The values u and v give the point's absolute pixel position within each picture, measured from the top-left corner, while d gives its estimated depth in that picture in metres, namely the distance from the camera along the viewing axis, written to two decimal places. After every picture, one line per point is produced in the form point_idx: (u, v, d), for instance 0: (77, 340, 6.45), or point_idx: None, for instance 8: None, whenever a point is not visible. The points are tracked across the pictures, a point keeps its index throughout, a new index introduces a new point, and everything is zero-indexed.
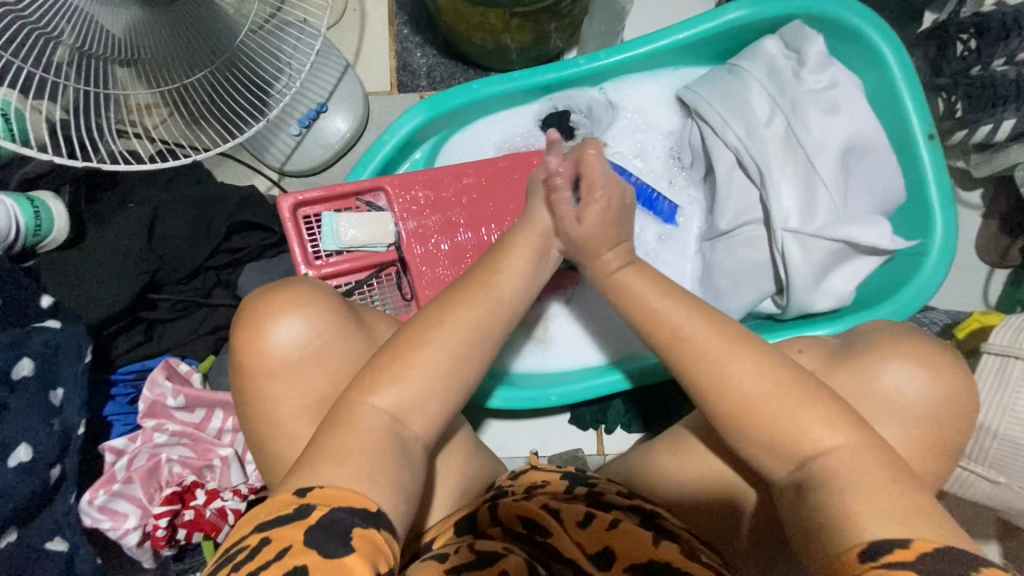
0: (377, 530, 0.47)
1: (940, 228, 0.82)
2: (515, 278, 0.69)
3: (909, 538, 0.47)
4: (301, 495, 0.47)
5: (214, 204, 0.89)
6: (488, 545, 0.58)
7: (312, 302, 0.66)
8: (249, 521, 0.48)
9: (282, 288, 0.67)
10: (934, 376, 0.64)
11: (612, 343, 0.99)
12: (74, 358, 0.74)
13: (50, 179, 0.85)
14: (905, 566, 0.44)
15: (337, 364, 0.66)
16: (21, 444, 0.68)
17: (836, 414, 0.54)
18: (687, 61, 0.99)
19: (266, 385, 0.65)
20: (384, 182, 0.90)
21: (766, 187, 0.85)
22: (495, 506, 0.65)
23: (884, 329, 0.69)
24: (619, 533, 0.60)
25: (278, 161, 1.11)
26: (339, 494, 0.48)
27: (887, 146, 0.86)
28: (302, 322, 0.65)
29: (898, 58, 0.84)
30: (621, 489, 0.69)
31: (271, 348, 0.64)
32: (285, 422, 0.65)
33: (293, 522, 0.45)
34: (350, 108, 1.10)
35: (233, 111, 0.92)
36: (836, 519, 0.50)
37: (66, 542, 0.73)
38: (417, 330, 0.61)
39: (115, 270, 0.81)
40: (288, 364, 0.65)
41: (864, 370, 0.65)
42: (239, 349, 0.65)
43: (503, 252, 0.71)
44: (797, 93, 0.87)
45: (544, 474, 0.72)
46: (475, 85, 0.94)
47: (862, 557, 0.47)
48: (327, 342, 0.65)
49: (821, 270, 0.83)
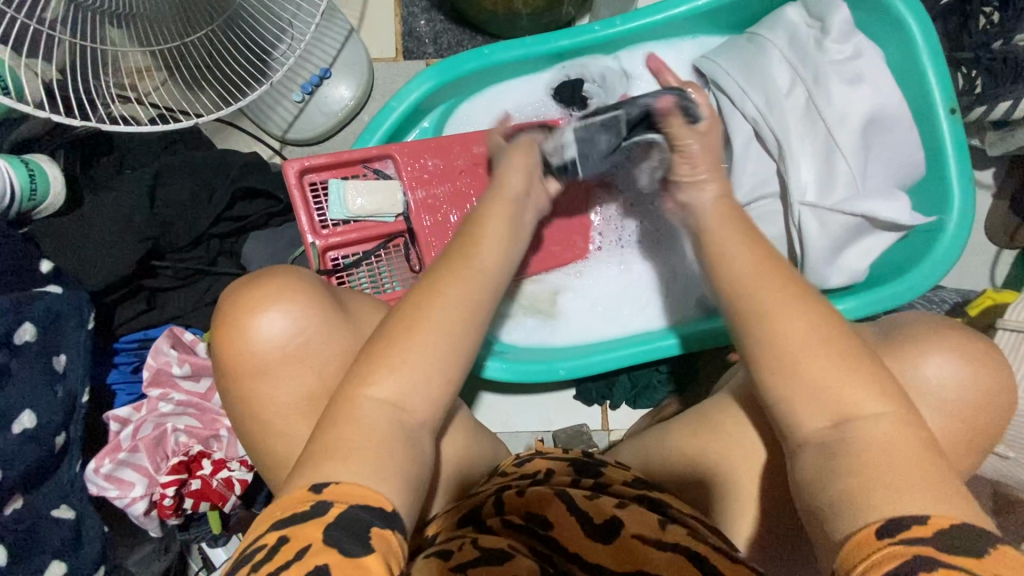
0: (393, 532, 0.47)
1: (958, 204, 0.80)
2: (504, 254, 0.64)
3: (928, 512, 0.47)
4: (317, 491, 0.48)
5: (216, 170, 0.87)
6: (492, 542, 0.57)
7: (296, 292, 0.64)
8: (267, 517, 0.48)
9: (261, 280, 0.65)
10: (978, 372, 0.63)
11: (604, 322, 0.99)
12: (77, 325, 0.72)
13: (45, 142, 0.83)
14: (924, 542, 0.45)
15: (325, 360, 0.64)
16: (25, 409, 0.67)
17: (876, 396, 0.53)
18: (703, 30, 0.97)
19: (254, 381, 0.64)
20: (393, 150, 0.88)
21: (784, 160, 0.83)
22: (500, 500, 0.64)
23: (923, 320, 0.68)
24: (629, 512, 0.60)
25: (279, 128, 1.07)
26: (350, 491, 0.48)
27: (908, 119, 0.84)
28: (287, 315, 0.63)
29: (923, 27, 0.81)
30: (628, 477, 0.68)
31: (255, 343, 0.63)
32: (274, 415, 0.64)
33: (311, 521, 0.46)
34: (355, 75, 1.07)
35: (235, 74, 0.89)
36: (850, 504, 0.50)
37: (72, 511, 0.71)
38: (409, 305, 0.57)
39: (116, 239, 0.78)
40: (276, 359, 0.63)
41: (912, 357, 0.64)
42: (222, 345, 0.64)
43: (492, 217, 0.65)
44: (820, 63, 0.85)
45: (552, 460, 0.72)
46: (486, 50, 0.91)
47: (880, 533, 0.47)
48: (313, 337, 0.64)
49: (837, 245, 0.82)
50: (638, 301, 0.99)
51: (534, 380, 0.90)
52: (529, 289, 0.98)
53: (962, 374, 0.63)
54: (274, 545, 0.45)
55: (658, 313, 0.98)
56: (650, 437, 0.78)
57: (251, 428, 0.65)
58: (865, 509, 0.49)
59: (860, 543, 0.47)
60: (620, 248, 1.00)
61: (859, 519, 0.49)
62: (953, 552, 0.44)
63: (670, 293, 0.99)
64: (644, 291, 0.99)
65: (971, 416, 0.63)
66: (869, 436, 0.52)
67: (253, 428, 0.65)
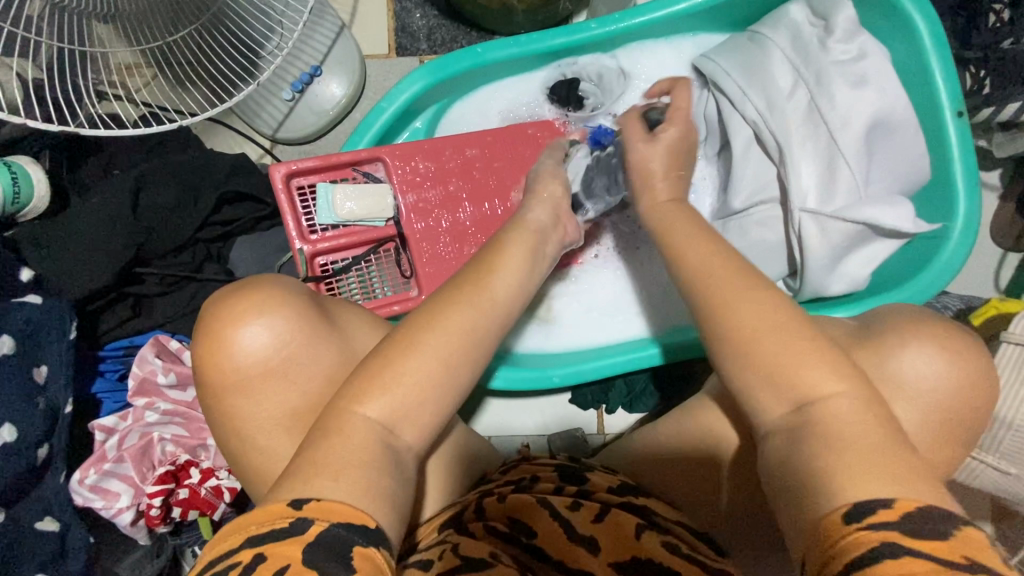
0: (378, 548, 0.43)
1: (962, 210, 0.78)
2: (510, 280, 0.65)
3: (893, 496, 0.43)
4: (297, 508, 0.44)
5: (202, 174, 0.85)
6: (473, 550, 0.55)
7: (280, 303, 0.62)
8: (239, 528, 0.43)
9: (248, 291, 0.62)
10: (958, 367, 0.60)
11: (604, 327, 0.96)
12: (58, 336, 0.70)
13: (27, 144, 0.80)
14: (889, 526, 0.41)
15: (308, 374, 0.62)
16: (5, 422, 0.66)
17: (836, 381, 0.51)
18: (705, 27, 0.94)
19: (233, 396, 0.61)
20: (383, 153, 0.86)
21: (784, 165, 0.81)
22: (481, 506, 0.63)
23: (897, 312, 0.66)
24: (606, 532, 0.58)
25: (269, 127, 1.05)
26: (341, 510, 0.44)
27: (914, 123, 0.82)
28: (270, 329, 0.61)
29: (930, 26, 0.78)
30: (613, 483, 0.66)
31: (237, 358, 0.61)
32: (258, 433, 0.62)
33: (290, 539, 0.42)
34: (346, 73, 1.04)
35: (223, 73, 0.87)
36: (813, 486, 0.47)
37: (57, 522, 0.71)
38: (398, 340, 0.56)
39: (97, 243, 0.77)
40: (257, 374, 0.61)
41: (879, 355, 0.61)
42: (201, 359, 0.61)
43: (500, 247, 0.68)
44: (823, 64, 0.82)
45: (537, 467, 0.70)
46: (479, 49, 0.88)
47: (846, 519, 0.43)
48: (296, 351, 0.61)
49: (838, 252, 0.80)
50: (639, 307, 0.97)
51: (526, 387, 0.88)
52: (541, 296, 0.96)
53: (938, 367, 0.60)
54: (249, 561, 0.40)
55: (661, 316, 0.95)
56: (631, 441, 0.77)
57: (231, 444, 0.63)
58: (832, 492, 0.45)
59: (827, 528, 0.43)
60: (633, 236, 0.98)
61: (831, 500, 0.45)
62: (921, 535, 0.40)
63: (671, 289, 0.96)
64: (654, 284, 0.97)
65: (968, 433, 0.61)
66: (833, 421, 0.49)
67: (233, 447, 0.63)
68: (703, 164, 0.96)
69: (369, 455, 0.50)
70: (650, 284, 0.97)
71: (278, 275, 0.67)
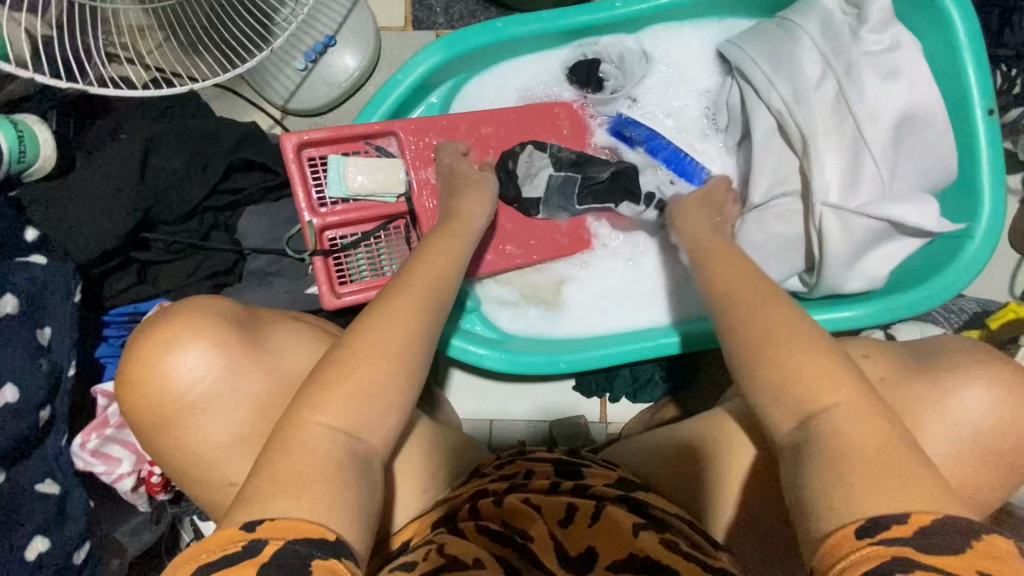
0: (339, 559, 0.42)
1: (987, 208, 0.76)
2: (448, 258, 0.64)
3: (905, 509, 0.42)
4: (250, 529, 0.42)
5: (211, 141, 0.84)
6: (459, 551, 0.54)
7: (196, 333, 0.61)
8: (191, 557, 0.42)
9: (161, 325, 0.61)
10: (1010, 400, 0.59)
11: (607, 317, 0.95)
12: (62, 298, 0.70)
13: (37, 102, 0.79)
14: (902, 543, 0.40)
15: (235, 405, 0.62)
16: (7, 383, 0.65)
17: (839, 386, 0.48)
18: (733, 12, 0.91)
19: (157, 432, 0.62)
20: (397, 127, 0.84)
21: (808, 157, 0.79)
22: (474, 505, 0.62)
23: (954, 342, 0.66)
24: (600, 534, 0.58)
25: (280, 97, 1.03)
26: (294, 525, 0.43)
27: (945, 118, 0.79)
28: (185, 365, 0.61)
29: (965, 18, 0.76)
30: (612, 477, 0.66)
31: (156, 397, 0.61)
32: (205, 445, 0.62)
33: (242, 563, 0.41)
34: (361, 44, 1.01)
35: (235, 38, 0.85)
36: (818, 505, 0.45)
37: (58, 485, 0.70)
38: (344, 353, 0.52)
39: (105, 207, 0.75)
40: (181, 408, 0.61)
41: (931, 385, 0.62)
42: (124, 398, 0.61)
43: (449, 231, 0.68)
44: (854, 54, 0.79)
45: (532, 462, 0.70)
46: (500, 24, 0.86)
47: (859, 534, 0.42)
48: (215, 387, 0.62)
49: (859, 250, 0.79)
50: (606, 316, 0.95)
51: (533, 372, 0.87)
52: (537, 276, 0.94)
53: (989, 398, 0.59)
54: None
55: (667, 307, 0.94)
56: (642, 441, 0.78)
57: (230, 418, 0.62)
58: (832, 509, 0.44)
59: (830, 551, 0.42)
60: (632, 243, 0.96)
61: (831, 518, 0.44)
62: (934, 551, 0.40)
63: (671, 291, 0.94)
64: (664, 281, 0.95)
65: (986, 440, 0.59)
66: (840, 427, 0.47)
67: (200, 434, 0.62)
68: (724, 154, 0.94)
69: (339, 467, 0.48)
70: (656, 279, 0.95)
71: (199, 296, 0.66)
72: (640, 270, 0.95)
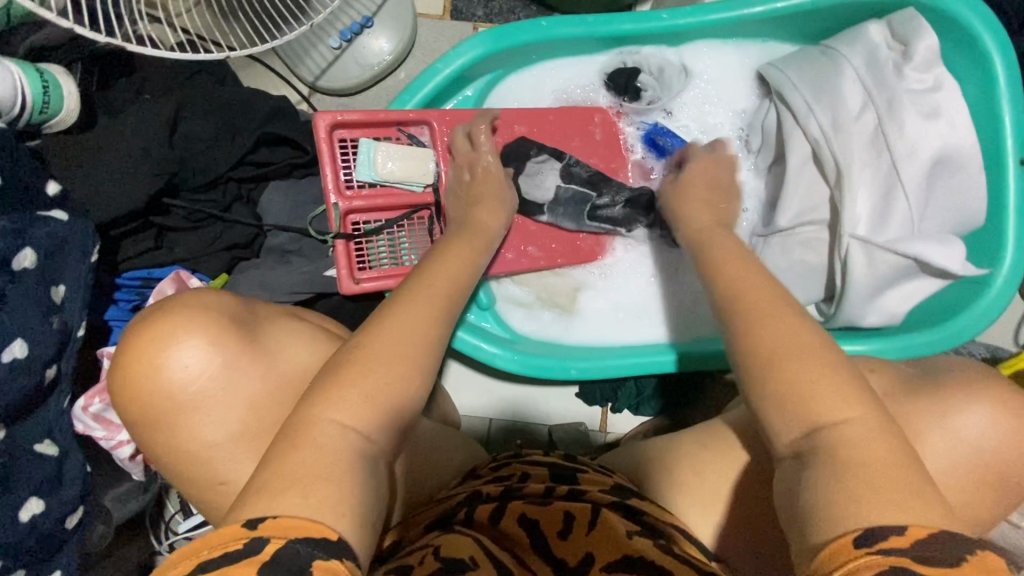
0: (341, 561, 0.41)
1: (1011, 257, 0.77)
2: (461, 269, 0.67)
3: (905, 522, 0.41)
4: (252, 527, 0.40)
5: (243, 111, 0.82)
6: (453, 550, 0.53)
7: (186, 332, 0.59)
8: (191, 554, 0.39)
9: (152, 320, 0.60)
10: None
11: (622, 329, 0.95)
12: (79, 256, 0.68)
13: (62, 53, 0.77)
14: (902, 550, 0.39)
15: (240, 395, 0.61)
16: (17, 339, 0.62)
17: (861, 424, 0.48)
18: (775, 35, 0.91)
19: (152, 432, 0.60)
20: (432, 117, 0.83)
21: (841, 188, 0.79)
22: (471, 509, 0.61)
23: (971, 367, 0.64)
24: (598, 542, 0.56)
25: (312, 74, 1.01)
26: (297, 524, 0.41)
27: (979, 163, 0.79)
28: (173, 363, 0.59)
29: (1009, 69, 0.77)
30: (608, 486, 0.65)
31: (146, 394, 0.59)
32: (211, 423, 0.61)
33: (247, 559, 0.38)
34: (398, 28, 1.00)
35: (275, 10, 0.83)
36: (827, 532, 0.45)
37: (56, 446, 0.68)
38: (357, 346, 0.54)
39: (129, 170, 0.74)
40: (184, 395, 0.60)
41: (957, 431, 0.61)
42: (115, 397, 0.60)
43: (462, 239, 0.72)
44: (897, 90, 0.79)
45: (529, 466, 0.70)
46: (544, 23, 0.85)
47: (856, 542, 0.40)
48: (212, 382, 0.60)
49: (881, 285, 0.79)
50: (615, 328, 0.95)
51: (543, 377, 0.87)
52: (554, 281, 0.94)
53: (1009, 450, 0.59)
54: None
55: (683, 324, 0.94)
56: (632, 448, 0.78)
57: (245, 395, 0.61)
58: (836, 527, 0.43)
59: (836, 550, 0.41)
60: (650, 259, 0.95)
61: (833, 527, 0.43)
62: None
63: (674, 312, 0.94)
64: (685, 294, 0.95)
65: (998, 489, 0.59)
66: (872, 457, 0.46)
67: (207, 413, 0.60)
68: (754, 176, 0.93)
69: (351, 465, 0.47)
70: (676, 296, 0.95)
71: (189, 292, 0.64)
72: (647, 288, 0.95)
